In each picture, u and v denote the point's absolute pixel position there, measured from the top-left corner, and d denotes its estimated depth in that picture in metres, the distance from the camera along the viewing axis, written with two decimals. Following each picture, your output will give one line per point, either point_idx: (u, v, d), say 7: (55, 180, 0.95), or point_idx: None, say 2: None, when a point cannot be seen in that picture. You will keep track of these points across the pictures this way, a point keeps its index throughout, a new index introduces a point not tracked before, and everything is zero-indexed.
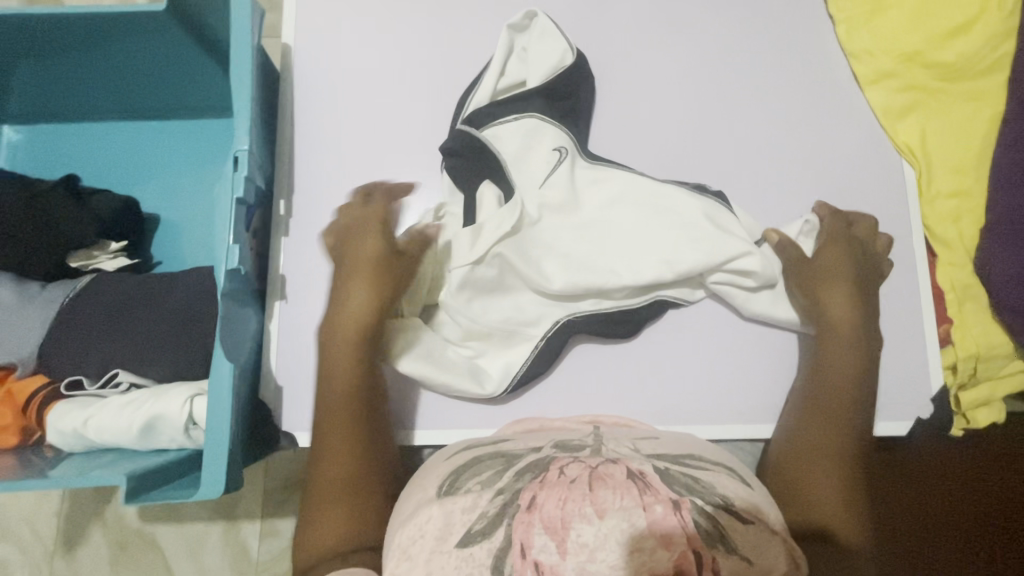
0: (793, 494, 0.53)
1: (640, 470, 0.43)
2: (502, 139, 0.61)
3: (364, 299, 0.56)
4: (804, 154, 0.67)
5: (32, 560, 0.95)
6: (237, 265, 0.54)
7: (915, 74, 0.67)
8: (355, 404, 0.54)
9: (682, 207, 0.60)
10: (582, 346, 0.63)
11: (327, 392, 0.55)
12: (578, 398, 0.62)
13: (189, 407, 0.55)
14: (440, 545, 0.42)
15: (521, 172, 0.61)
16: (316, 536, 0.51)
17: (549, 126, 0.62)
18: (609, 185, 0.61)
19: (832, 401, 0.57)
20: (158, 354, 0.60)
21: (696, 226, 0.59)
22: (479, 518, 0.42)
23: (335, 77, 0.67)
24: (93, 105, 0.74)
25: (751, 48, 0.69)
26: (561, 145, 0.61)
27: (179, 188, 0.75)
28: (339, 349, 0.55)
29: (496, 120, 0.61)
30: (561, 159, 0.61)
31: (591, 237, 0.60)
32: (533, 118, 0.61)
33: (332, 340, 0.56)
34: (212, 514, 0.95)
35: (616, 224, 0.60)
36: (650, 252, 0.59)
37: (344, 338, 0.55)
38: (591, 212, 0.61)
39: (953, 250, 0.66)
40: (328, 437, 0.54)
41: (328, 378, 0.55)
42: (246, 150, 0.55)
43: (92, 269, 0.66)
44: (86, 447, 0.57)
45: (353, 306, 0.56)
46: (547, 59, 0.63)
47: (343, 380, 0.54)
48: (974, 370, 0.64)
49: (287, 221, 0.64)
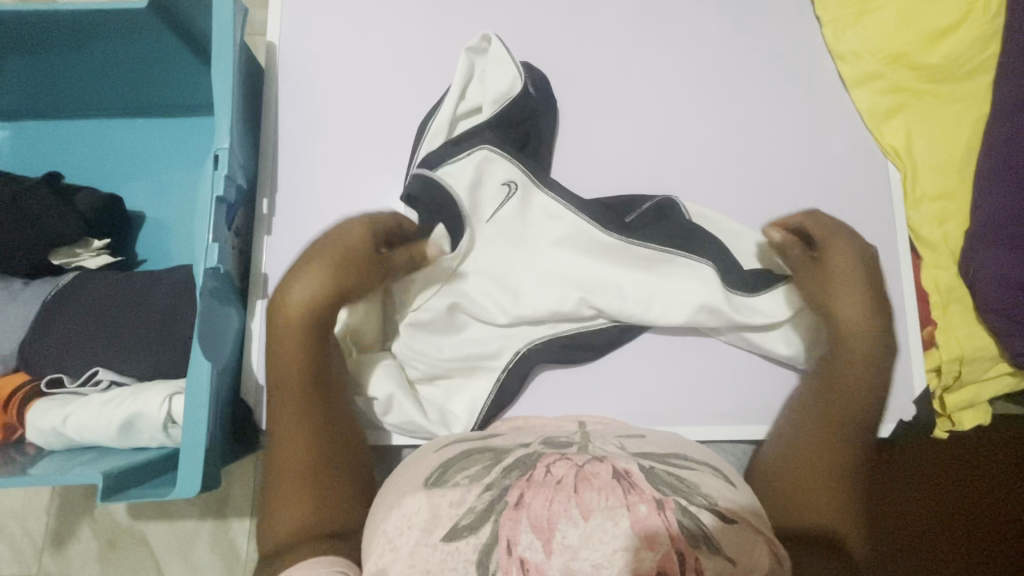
0: (789, 502, 0.51)
1: (627, 469, 0.44)
2: (454, 175, 0.59)
3: (315, 281, 0.52)
4: (789, 155, 0.67)
5: (22, 558, 0.95)
6: (217, 265, 0.55)
7: (902, 76, 0.67)
8: (303, 397, 0.52)
9: (645, 259, 0.60)
10: (546, 374, 0.62)
11: (281, 370, 0.53)
12: (561, 398, 0.62)
13: (168, 405, 0.54)
14: (426, 537, 0.42)
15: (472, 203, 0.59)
16: (268, 529, 0.49)
17: (500, 159, 0.60)
18: (563, 220, 0.60)
19: (846, 407, 0.54)
20: (139, 353, 0.60)
21: (665, 281, 0.59)
22: (467, 513, 0.42)
23: (318, 76, 0.67)
24: (79, 103, 0.74)
25: (737, 48, 0.69)
26: (512, 180, 0.60)
27: (165, 185, 0.75)
28: (296, 327, 0.52)
29: (449, 159, 0.59)
30: (510, 196, 0.60)
31: (539, 275, 0.60)
32: (478, 154, 0.59)
33: (278, 321, 0.53)
34: (201, 512, 0.95)
35: (565, 267, 0.60)
36: (601, 284, 0.59)
37: (291, 325, 0.52)
38: (539, 248, 0.60)
39: (938, 252, 0.66)
40: (283, 422, 0.52)
41: (279, 367, 0.53)
42: (226, 148, 0.55)
43: (74, 267, 0.66)
44: (67, 446, 0.57)
45: (299, 293, 0.52)
46: (502, 86, 0.62)
47: (296, 362, 0.52)
48: (958, 371, 0.64)
49: (270, 220, 0.63)
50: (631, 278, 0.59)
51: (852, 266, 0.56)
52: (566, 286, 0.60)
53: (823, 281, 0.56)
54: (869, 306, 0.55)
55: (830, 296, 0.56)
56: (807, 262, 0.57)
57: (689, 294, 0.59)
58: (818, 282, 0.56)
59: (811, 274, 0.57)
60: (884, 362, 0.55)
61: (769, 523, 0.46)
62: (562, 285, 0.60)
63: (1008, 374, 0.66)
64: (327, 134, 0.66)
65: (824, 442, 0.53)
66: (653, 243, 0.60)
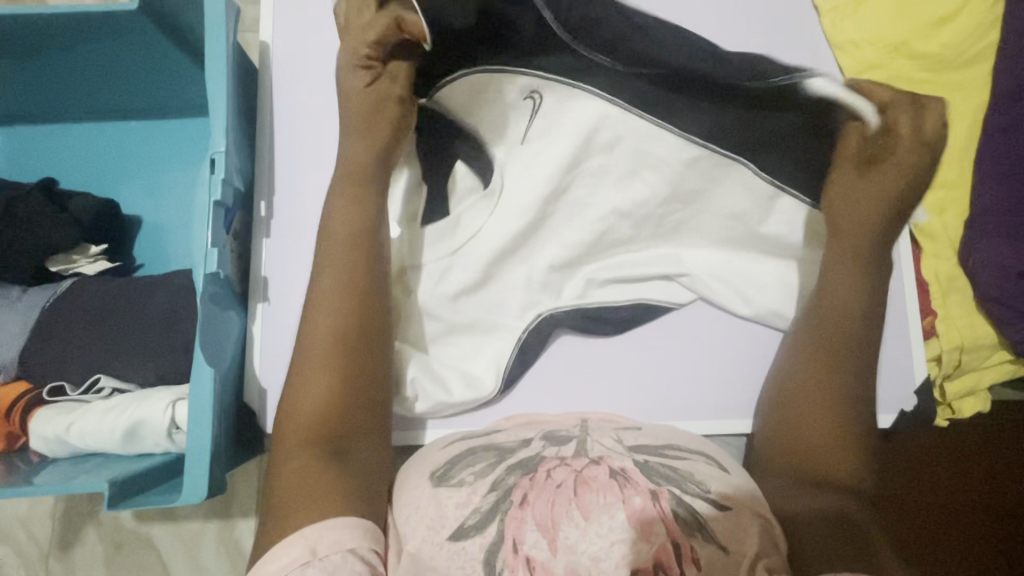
0: (795, 453, 0.50)
1: (623, 467, 0.44)
2: (454, 101, 0.57)
3: (369, 138, 0.56)
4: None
5: (29, 561, 0.95)
6: (217, 269, 0.54)
7: (901, 65, 0.67)
8: (343, 270, 0.52)
9: (691, 170, 0.57)
10: (565, 338, 0.62)
11: (334, 234, 0.53)
12: (578, 368, 0.62)
13: (172, 411, 0.54)
14: (433, 534, 0.42)
15: (486, 126, 0.58)
16: (295, 394, 0.48)
17: (500, 76, 0.55)
18: (601, 144, 0.58)
19: (836, 342, 0.53)
20: (140, 359, 0.60)
21: (719, 179, 0.58)
22: (472, 514, 0.42)
23: (313, 75, 0.66)
24: (71, 107, 0.73)
25: (735, 41, 0.68)
26: (534, 89, 0.56)
27: (161, 188, 0.74)
28: (353, 185, 0.54)
29: (446, 79, 0.55)
30: (534, 107, 0.56)
31: (569, 220, 0.61)
32: (446, 91, 0.56)
33: (345, 171, 0.55)
34: (206, 512, 0.95)
35: (603, 196, 0.60)
36: (637, 209, 0.59)
37: (347, 185, 0.54)
38: (570, 163, 0.58)
39: (938, 242, 0.66)
40: (332, 259, 0.52)
41: (337, 216, 0.54)
42: (222, 151, 0.55)
43: (71, 273, 0.65)
44: (71, 453, 0.57)
45: (360, 146, 0.55)
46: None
47: (348, 221, 0.53)
48: (958, 360, 0.65)
49: (268, 222, 0.63)
50: (682, 184, 0.58)
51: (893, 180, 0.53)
52: (608, 211, 0.60)
53: (856, 182, 0.54)
54: (877, 203, 0.54)
55: (850, 198, 0.55)
56: (858, 163, 0.54)
57: (740, 197, 0.58)
58: (851, 184, 0.55)
59: (849, 166, 0.54)
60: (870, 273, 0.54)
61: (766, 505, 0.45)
62: (599, 208, 0.60)
63: (1009, 361, 0.66)
64: (324, 132, 0.65)
65: (814, 381, 0.52)
66: (696, 138, 0.55)
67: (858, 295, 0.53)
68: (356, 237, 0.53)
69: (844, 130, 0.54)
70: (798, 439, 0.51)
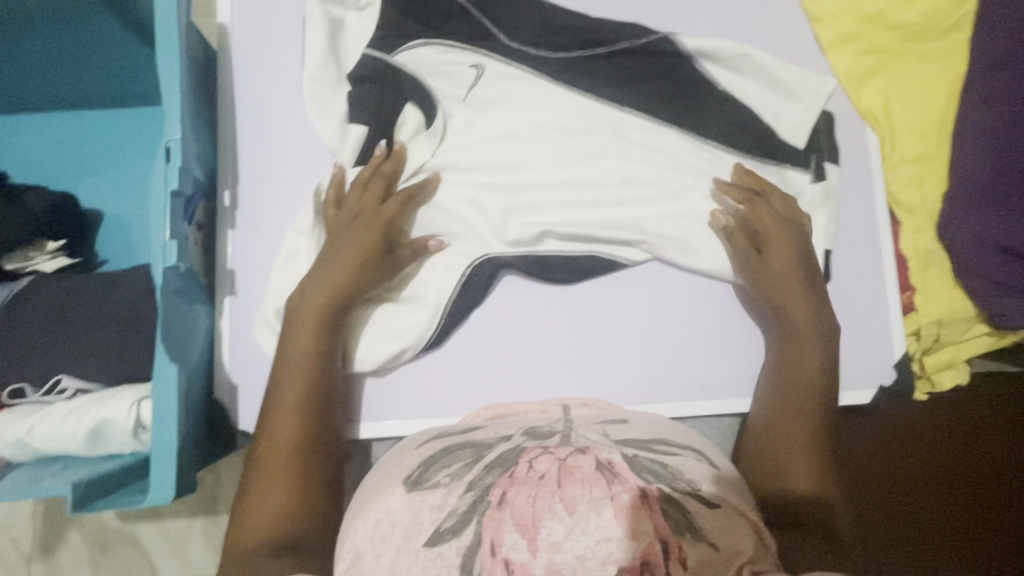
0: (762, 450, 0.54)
1: (609, 459, 0.40)
2: (414, 62, 0.62)
3: (357, 229, 0.56)
4: (774, 119, 0.63)
5: (11, 566, 0.94)
6: (176, 263, 0.52)
7: (879, 36, 0.65)
8: (312, 353, 0.53)
9: (635, 148, 0.62)
10: (509, 279, 0.61)
11: (305, 315, 0.54)
12: (519, 310, 0.61)
13: (137, 410, 0.53)
14: (408, 543, 0.39)
15: (438, 84, 0.62)
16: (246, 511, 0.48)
17: (453, 51, 0.62)
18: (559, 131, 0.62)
19: (795, 392, 0.55)
20: (104, 357, 0.58)
21: (660, 157, 0.62)
22: (449, 516, 0.39)
23: (275, 57, 0.63)
24: (21, 98, 0.70)
25: (710, 14, 0.67)
26: (478, 63, 0.62)
27: (122, 179, 0.71)
28: (312, 317, 0.53)
29: (405, 45, 0.62)
30: (478, 75, 0.62)
31: (541, 209, 0.61)
32: (402, 54, 0.62)
33: (307, 301, 0.54)
34: (191, 509, 0.94)
35: (577, 183, 0.61)
36: (605, 195, 0.61)
37: (305, 323, 0.53)
38: (534, 149, 0.62)
39: (917, 217, 0.65)
40: (302, 347, 0.53)
41: (310, 295, 0.54)
42: (177, 139, 0.52)
43: (28, 271, 0.63)
44: (35, 456, 0.55)
45: (328, 280, 0.54)
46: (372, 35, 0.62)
47: (308, 352, 0.53)
48: (937, 334, 0.64)
49: (233, 212, 0.61)
50: (638, 167, 0.62)
51: (792, 253, 0.58)
52: (577, 192, 0.61)
53: (766, 274, 0.58)
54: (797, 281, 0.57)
55: (775, 288, 0.58)
56: (755, 256, 0.59)
57: (686, 169, 0.62)
58: (764, 273, 0.58)
59: (750, 261, 0.59)
60: (811, 292, 0.57)
61: (750, 503, 0.42)
62: (569, 188, 0.61)
63: (987, 334, 0.66)
64: (287, 117, 0.63)
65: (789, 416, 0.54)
66: (625, 106, 0.62)
67: (818, 364, 0.55)
68: (321, 361, 0.53)
69: (731, 233, 0.60)
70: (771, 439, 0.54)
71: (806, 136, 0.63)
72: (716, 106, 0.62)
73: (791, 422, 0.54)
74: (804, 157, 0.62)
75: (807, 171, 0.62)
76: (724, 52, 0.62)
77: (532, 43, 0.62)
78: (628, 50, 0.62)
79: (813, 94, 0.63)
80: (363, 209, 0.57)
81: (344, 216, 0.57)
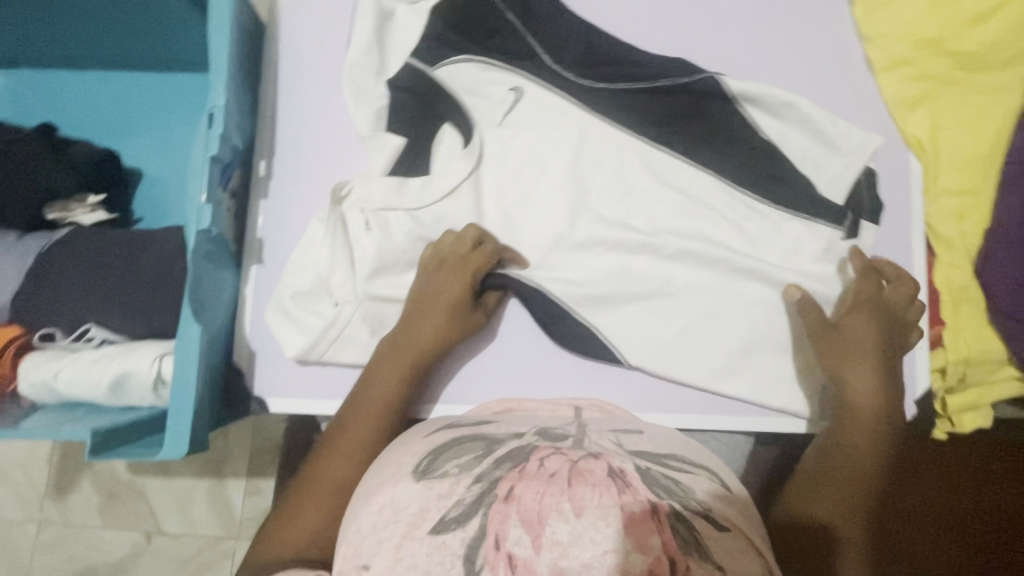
0: (796, 495, 0.53)
1: (622, 468, 0.39)
2: (455, 78, 0.62)
3: (453, 271, 0.57)
4: (814, 171, 0.61)
5: (26, 504, 0.98)
6: (209, 227, 0.53)
7: (933, 62, 0.63)
8: (398, 379, 0.54)
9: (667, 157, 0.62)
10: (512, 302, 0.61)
11: (405, 343, 0.55)
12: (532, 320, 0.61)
13: (158, 364, 0.54)
14: (412, 531, 0.38)
15: (478, 104, 0.62)
16: (287, 526, 0.49)
17: (494, 69, 0.62)
18: (598, 137, 0.62)
19: (843, 454, 0.54)
20: (131, 312, 0.60)
21: (690, 178, 0.62)
22: (455, 506, 0.38)
23: (321, 36, 0.64)
24: (77, 54, 0.72)
25: (758, 30, 0.66)
26: (517, 86, 0.62)
27: (164, 143, 0.73)
28: (403, 369, 0.55)
29: (447, 61, 0.62)
30: (516, 100, 0.62)
31: (565, 210, 0.61)
32: (444, 69, 0.62)
33: (395, 349, 0.55)
34: (198, 470, 0.96)
35: (602, 194, 0.62)
36: (633, 213, 0.61)
37: (393, 367, 0.55)
38: (560, 151, 0.62)
39: (954, 250, 0.63)
40: (391, 367, 0.55)
41: (412, 327, 0.56)
42: (221, 106, 0.53)
43: (68, 223, 0.65)
44: (60, 400, 0.57)
45: (421, 335, 0.55)
46: (420, 31, 0.62)
47: (389, 394, 0.54)
48: (963, 373, 0.62)
49: (267, 183, 0.62)
50: (657, 187, 0.62)
51: (868, 335, 0.56)
52: (606, 200, 0.62)
53: (836, 344, 0.57)
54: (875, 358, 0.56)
55: (842, 368, 0.56)
56: (828, 326, 0.57)
57: (715, 189, 0.62)
58: (832, 342, 0.57)
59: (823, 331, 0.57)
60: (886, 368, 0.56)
61: (766, 539, 0.42)
62: (597, 197, 0.62)
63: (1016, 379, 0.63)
64: (327, 95, 0.64)
65: (828, 478, 0.53)
66: (657, 128, 0.62)
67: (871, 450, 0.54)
68: (402, 395, 0.54)
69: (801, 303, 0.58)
70: (809, 485, 0.53)
71: (839, 175, 0.61)
72: (743, 134, 0.61)
73: (830, 478, 0.53)
74: (838, 213, 0.60)
75: (838, 230, 0.60)
76: (769, 98, 0.61)
77: (579, 43, 0.62)
78: (670, 88, 0.61)
79: (856, 151, 0.61)
80: (452, 258, 0.57)
81: (431, 263, 0.57)
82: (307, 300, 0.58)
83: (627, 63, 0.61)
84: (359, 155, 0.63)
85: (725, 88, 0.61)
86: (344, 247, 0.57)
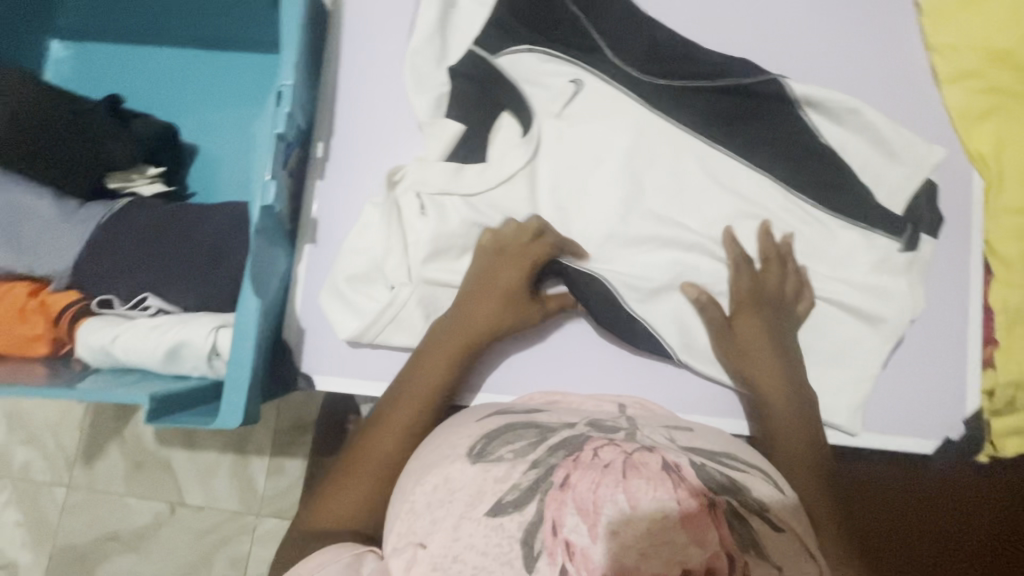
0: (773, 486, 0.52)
1: (677, 463, 0.39)
2: (518, 69, 0.62)
3: (514, 258, 0.57)
4: (872, 181, 0.60)
5: (55, 467, 1.00)
6: (271, 204, 0.54)
7: (1001, 76, 0.62)
8: (450, 358, 0.55)
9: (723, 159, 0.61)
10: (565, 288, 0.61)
11: (459, 323, 0.56)
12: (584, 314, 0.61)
13: (215, 336, 0.55)
14: (469, 510, 0.38)
15: (536, 96, 0.63)
16: (333, 497, 0.49)
17: (554, 60, 0.62)
18: (654, 134, 0.61)
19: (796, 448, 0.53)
20: (186, 283, 0.61)
21: (744, 181, 0.61)
22: (511, 490, 0.38)
23: (382, 21, 0.65)
24: (145, 29, 0.74)
25: (822, 35, 0.65)
26: (578, 78, 0.62)
27: (222, 121, 0.75)
28: (457, 348, 0.55)
29: (509, 50, 0.62)
30: (574, 93, 0.62)
31: (616, 206, 0.61)
32: (506, 57, 0.62)
33: (452, 329, 0.56)
34: (223, 445, 0.98)
35: (654, 192, 0.61)
36: (685, 213, 0.61)
37: (450, 346, 0.55)
38: (615, 146, 0.61)
39: (1013, 270, 0.61)
40: (446, 346, 0.55)
41: (469, 308, 0.56)
42: (289, 85, 0.54)
43: (128, 193, 0.67)
44: (112, 365, 0.58)
45: (479, 316, 0.56)
46: (482, 20, 0.62)
47: (444, 373, 0.54)
48: (1011, 397, 0.61)
49: (324, 164, 0.63)
50: (710, 189, 0.61)
51: (760, 330, 0.57)
52: (658, 198, 0.61)
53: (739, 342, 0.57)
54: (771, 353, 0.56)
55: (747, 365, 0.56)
56: (722, 325, 0.58)
57: (770, 193, 0.61)
58: (734, 342, 0.57)
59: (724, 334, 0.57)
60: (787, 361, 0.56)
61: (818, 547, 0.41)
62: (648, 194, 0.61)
63: None
64: (386, 79, 0.64)
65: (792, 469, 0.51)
66: (715, 129, 0.61)
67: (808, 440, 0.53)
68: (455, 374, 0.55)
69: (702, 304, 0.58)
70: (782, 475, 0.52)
71: (897, 185, 0.60)
72: (802, 139, 0.60)
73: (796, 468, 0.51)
74: (895, 226, 0.59)
75: (896, 241, 0.59)
76: (833, 103, 0.60)
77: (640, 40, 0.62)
78: (732, 88, 0.61)
79: (918, 161, 0.60)
80: (511, 246, 0.57)
81: (489, 250, 0.58)
82: (358, 281, 0.59)
83: (688, 61, 0.61)
84: (416, 138, 0.63)
85: (789, 92, 0.60)
86: (398, 229, 0.58)
